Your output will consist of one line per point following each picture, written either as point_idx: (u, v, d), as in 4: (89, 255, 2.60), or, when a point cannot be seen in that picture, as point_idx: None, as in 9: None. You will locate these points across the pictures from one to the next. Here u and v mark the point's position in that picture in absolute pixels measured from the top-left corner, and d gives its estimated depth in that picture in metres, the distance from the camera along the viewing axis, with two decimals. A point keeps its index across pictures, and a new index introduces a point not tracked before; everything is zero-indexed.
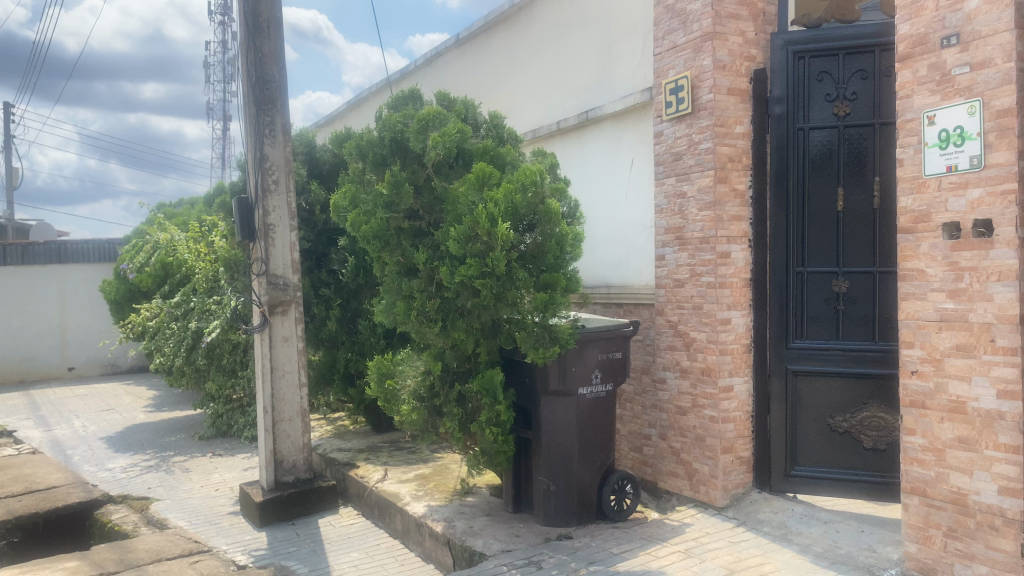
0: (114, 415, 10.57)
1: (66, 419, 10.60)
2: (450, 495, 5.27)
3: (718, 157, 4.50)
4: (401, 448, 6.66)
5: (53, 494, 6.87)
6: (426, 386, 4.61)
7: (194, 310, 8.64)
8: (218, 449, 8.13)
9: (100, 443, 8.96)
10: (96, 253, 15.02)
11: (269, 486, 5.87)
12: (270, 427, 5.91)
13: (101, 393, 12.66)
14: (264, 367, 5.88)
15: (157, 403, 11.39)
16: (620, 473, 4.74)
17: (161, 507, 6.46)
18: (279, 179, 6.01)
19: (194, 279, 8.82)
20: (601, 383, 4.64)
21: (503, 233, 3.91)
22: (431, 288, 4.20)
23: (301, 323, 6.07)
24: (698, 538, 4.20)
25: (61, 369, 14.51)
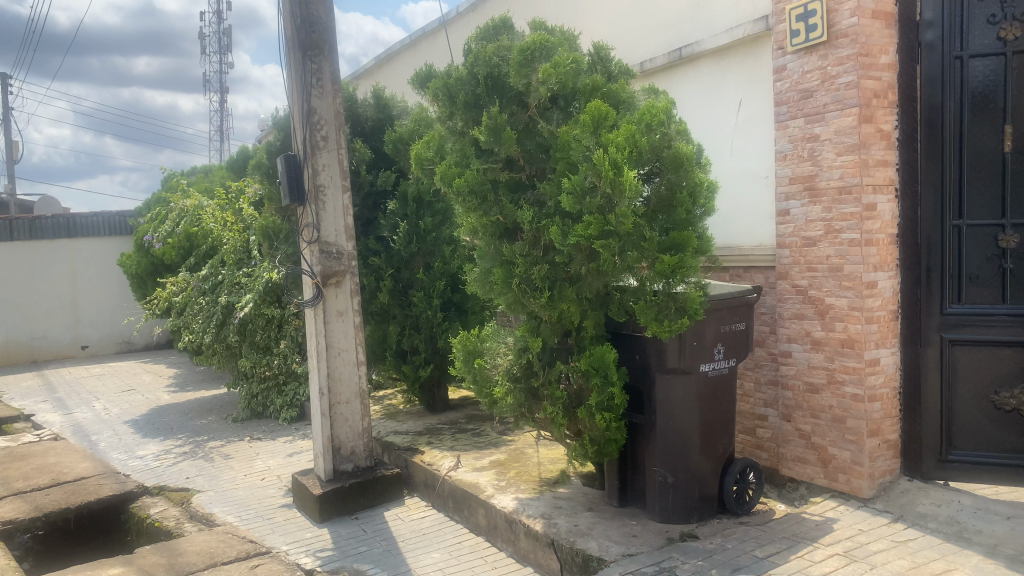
0: (137, 396, 9.98)
1: (85, 401, 10.00)
2: (538, 485, 4.66)
3: (864, 92, 3.83)
4: (465, 431, 6.05)
5: (83, 486, 6.28)
6: (522, 365, 3.99)
7: (223, 283, 8.00)
8: (256, 432, 7.53)
9: (126, 427, 8.36)
10: (106, 226, 14.34)
11: (327, 477, 5.29)
12: (327, 411, 5.32)
13: (119, 372, 12.07)
14: (318, 345, 5.29)
15: (180, 382, 10.79)
16: (743, 461, 4.14)
17: (204, 500, 5.87)
18: (328, 134, 5.34)
19: (222, 249, 8.16)
20: (724, 359, 4.01)
21: (630, 182, 3.25)
22: (536, 252, 3.57)
23: (357, 295, 5.47)
24: (854, 537, 3.59)
25: (75, 347, 13.93)
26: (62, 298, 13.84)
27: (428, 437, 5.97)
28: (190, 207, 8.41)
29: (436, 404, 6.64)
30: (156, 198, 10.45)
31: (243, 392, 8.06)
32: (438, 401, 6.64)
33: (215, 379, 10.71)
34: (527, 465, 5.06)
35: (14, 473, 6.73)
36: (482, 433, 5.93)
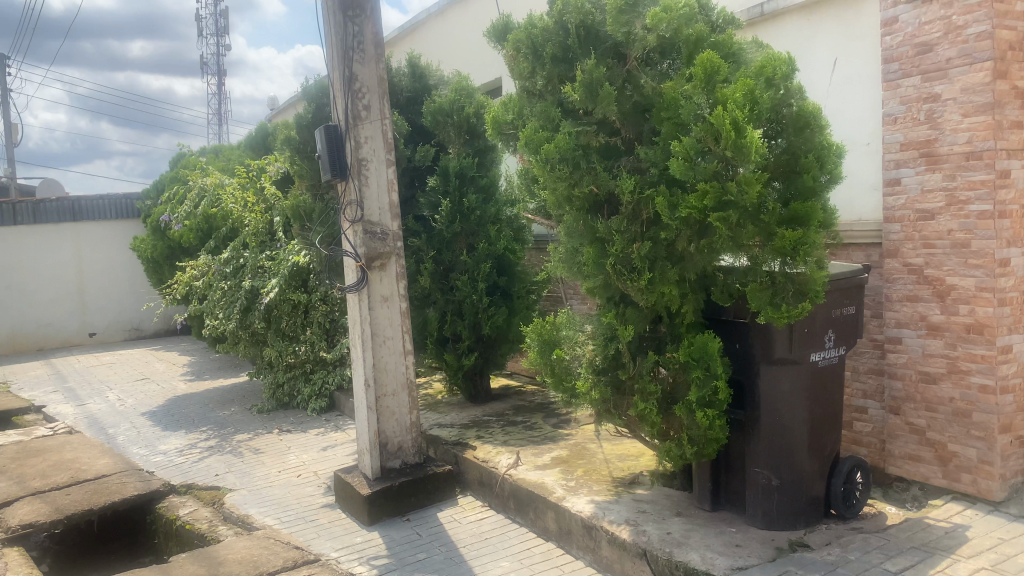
0: (151, 385, 9.54)
1: (98, 391, 9.56)
2: (613, 486, 4.24)
3: (998, 44, 3.38)
4: (514, 423, 5.62)
5: (105, 485, 5.85)
6: (608, 357, 3.55)
7: (246, 267, 7.59)
8: (284, 425, 7.10)
9: (144, 419, 7.93)
10: (113, 209, 13.84)
11: (374, 475, 4.87)
12: (373, 404, 4.89)
13: (130, 360, 11.63)
14: (363, 332, 4.86)
15: (195, 370, 10.35)
16: (851, 459, 3.71)
17: (237, 500, 5.44)
18: (372, 103, 4.87)
19: (244, 231, 7.73)
20: (834, 348, 3.58)
21: (757, 143, 2.79)
22: (636, 228, 3.12)
23: (404, 279, 5.03)
24: (996, 548, 3.18)
25: (82, 335, 13.49)
26: (68, 284, 13.37)
27: (476, 430, 5.54)
28: (210, 186, 7.98)
29: (477, 392, 6.20)
30: (170, 178, 10.03)
31: (268, 381, 7.65)
32: (479, 390, 6.20)
33: (231, 367, 10.26)
34: (594, 463, 4.63)
35: (30, 471, 6.31)
36: (534, 426, 5.49)
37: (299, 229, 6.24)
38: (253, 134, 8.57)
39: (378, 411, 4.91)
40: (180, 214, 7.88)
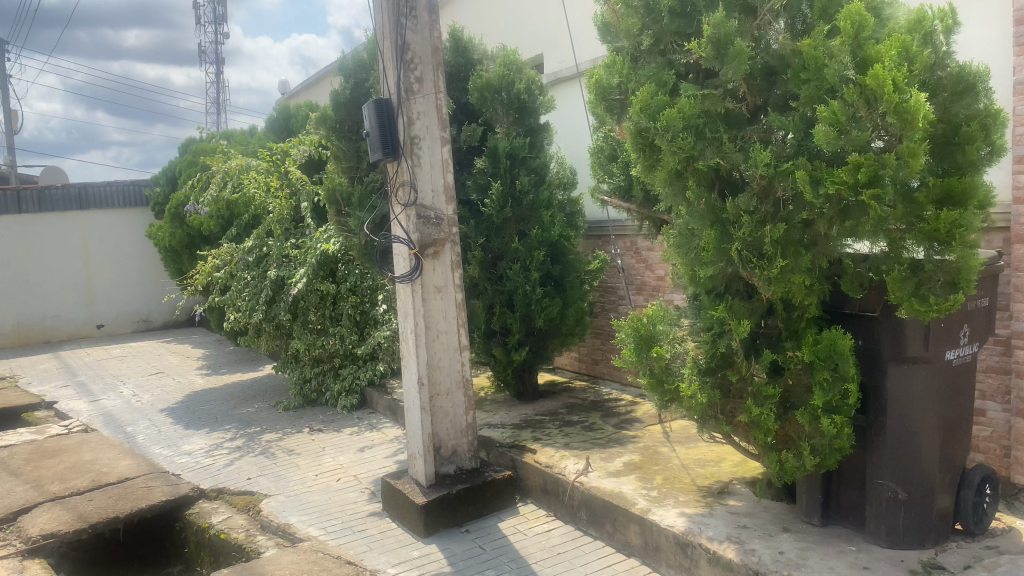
0: (167, 380, 9.12)
1: (111, 385, 9.14)
2: (702, 497, 3.84)
3: None
4: (571, 423, 5.21)
5: (129, 489, 5.45)
6: (717, 355, 3.14)
7: (271, 256, 7.17)
8: (314, 423, 6.70)
9: (163, 416, 7.52)
10: (120, 197, 13.24)
11: (429, 482, 4.46)
12: (427, 405, 4.49)
13: (141, 353, 11.21)
14: (417, 327, 4.44)
15: (212, 364, 9.92)
16: (981, 469, 3.31)
17: (274, 507, 5.04)
18: (424, 75, 4.45)
19: (269, 218, 7.28)
20: (968, 345, 3.18)
21: (925, 108, 2.38)
22: (765, 208, 2.71)
23: (459, 268, 4.61)
24: None
25: (90, 327, 13.07)
26: (75, 274, 12.91)
27: (530, 431, 5.13)
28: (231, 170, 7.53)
29: (524, 388, 5.80)
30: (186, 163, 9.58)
31: (294, 377, 7.24)
32: (526, 385, 5.80)
33: (249, 360, 9.84)
34: (672, 470, 4.23)
35: (47, 474, 5.90)
36: (595, 427, 5.09)
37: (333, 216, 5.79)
38: (274, 117, 8.11)
39: (432, 413, 4.50)
40: (195, 199, 7.31)
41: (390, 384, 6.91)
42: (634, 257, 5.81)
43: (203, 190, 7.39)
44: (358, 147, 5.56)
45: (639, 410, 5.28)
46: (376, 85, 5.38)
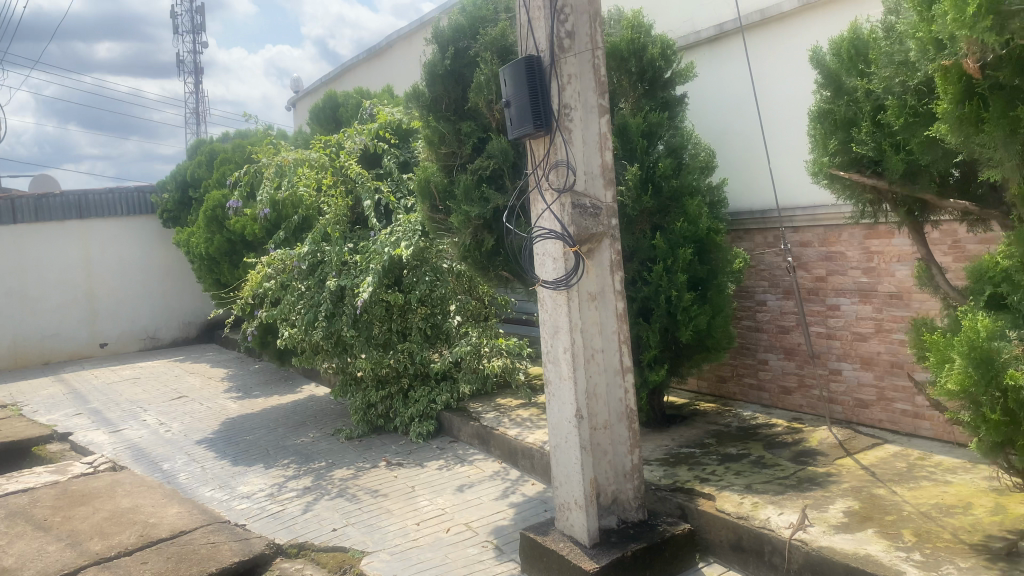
0: (194, 405, 8.09)
1: (130, 412, 8.08)
2: (990, 561, 2.93)
3: None
4: (733, 457, 4.29)
5: (190, 546, 4.45)
6: None
7: (329, 262, 6.20)
8: (390, 455, 5.73)
9: (201, 450, 6.49)
10: (124, 206, 12.05)
11: (591, 541, 3.52)
12: (586, 443, 3.54)
13: (155, 374, 10.13)
14: (574, 344, 3.49)
15: (240, 385, 8.90)
16: None
17: (378, 569, 4.05)
18: (579, 28, 3.52)
19: (325, 220, 6.30)
20: None
21: None
22: None
23: (620, 270, 3.64)
24: None
25: (93, 346, 11.83)
26: (75, 289, 11.69)
27: (686, 467, 4.20)
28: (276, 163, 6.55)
29: (654, 413, 4.88)
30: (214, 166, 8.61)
31: (355, 401, 6.26)
32: (656, 409, 4.88)
33: (282, 381, 8.82)
34: (915, 521, 3.33)
35: (83, 527, 4.87)
36: (767, 462, 4.17)
37: (426, 212, 4.83)
38: (320, 107, 7.14)
39: (593, 452, 3.56)
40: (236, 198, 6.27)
41: (473, 407, 5.97)
42: (780, 255, 4.95)
43: (245, 188, 6.38)
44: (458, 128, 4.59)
45: (812, 440, 4.39)
46: (485, 51, 4.45)
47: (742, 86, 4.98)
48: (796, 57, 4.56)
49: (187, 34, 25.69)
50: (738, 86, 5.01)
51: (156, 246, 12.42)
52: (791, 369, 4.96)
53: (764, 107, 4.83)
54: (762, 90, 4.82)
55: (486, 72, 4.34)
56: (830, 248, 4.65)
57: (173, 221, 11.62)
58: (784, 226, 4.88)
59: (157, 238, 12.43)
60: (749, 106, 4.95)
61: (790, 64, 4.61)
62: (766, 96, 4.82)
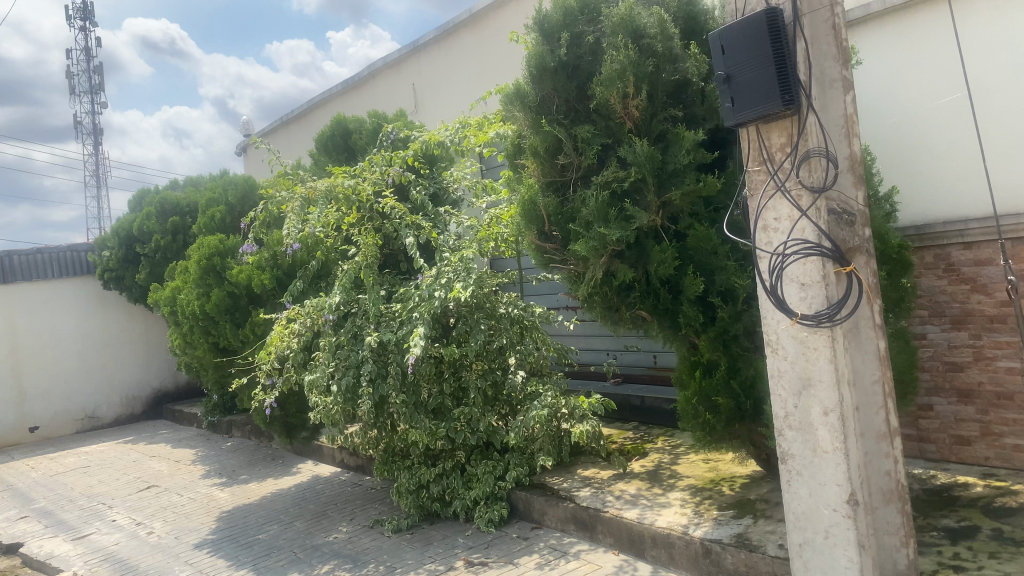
0: (174, 498, 6.71)
1: (93, 511, 6.63)
2: None
3: None
4: (964, 533, 3.36)
5: None
6: None
7: (370, 313, 5.15)
8: (464, 553, 4.59)
9: (205, 558, 5.18)
10: (57, 267, 10.24)
11: None
12: (864, 540, 2.56)
13: (108, 459, 8.62)
14: (845, 403, 2.53)
15: (221, 468, 7.55)
16: None
17: None
18: None
19: (357, 264, 5.23)
20: None
21: None
22: None
23: (878, 297, 2.71)
24: None
25: (21, 432, 9.85)
26: None
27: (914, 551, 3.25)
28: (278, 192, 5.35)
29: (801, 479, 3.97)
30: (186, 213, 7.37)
31: (402, 482, 5.15)
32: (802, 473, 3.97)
33: (270, 460, 7.50)
34: None
35: None
36: (1016, 537, 3.26)
37: (530, 239, 3.80)
38: (328, 133, 6.08)
39: (870, 552, 2.58)
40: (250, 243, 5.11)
41: (554, 482, 4.94)
42: (946, 277, 4.14)
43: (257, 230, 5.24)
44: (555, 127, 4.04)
45: None
46: (616, 39, 3.50)
47: (876, 85, 4.36)
48: (991, 36, 3.89)
49: (94, 86, 23.91)
50: (869, 86, 4.41)
51: (93, 311, 10.64)
52: (968, 416, 4.12)
53: (925, 104, 4.15)
54: (921, 86, 4.16)
55: (620, 58, 3.40)
56: (1021, 266, 3.88)
57: (114, 281, 10.10)
58: (949, 242, 4.09)
59: (94, 302, 10.67)
60: (897, 105, 4.26)
61: (979, 46, 3.94)
62: (926, 92, 4.15)
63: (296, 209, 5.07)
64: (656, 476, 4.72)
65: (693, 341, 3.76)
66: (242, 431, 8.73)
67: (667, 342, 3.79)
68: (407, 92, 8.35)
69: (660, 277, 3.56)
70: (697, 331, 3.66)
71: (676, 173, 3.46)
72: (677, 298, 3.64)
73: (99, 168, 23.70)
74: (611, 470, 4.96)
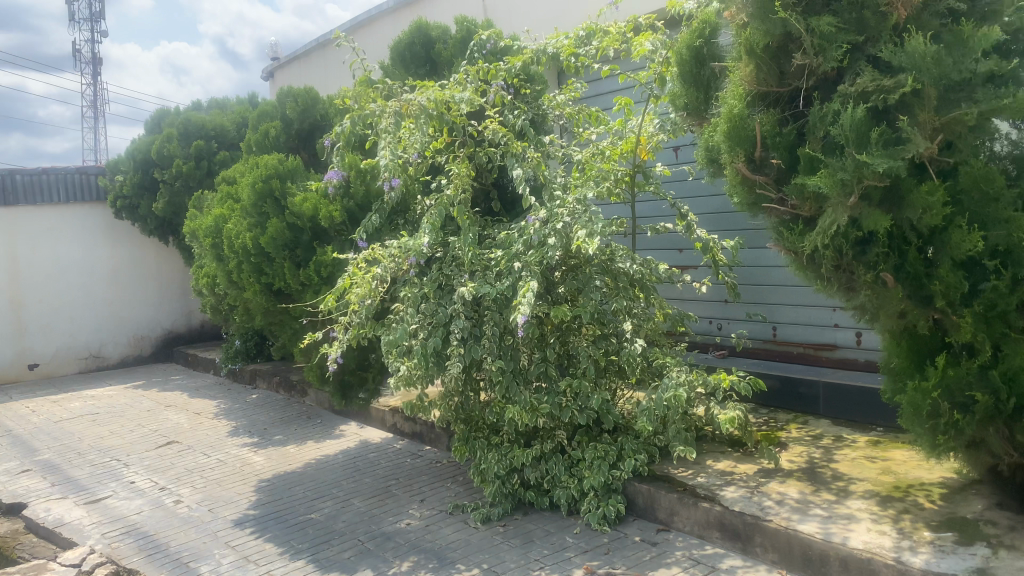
0: (201, 459, 5.82)
1: (108, 470, 5.73)
2: None
3: None
4: None
5: None
6: None
7: (467, 261, 4.22)
8: (580, 560, 3.69)
9: (249, 540, 4.29)
10: (64, 190, 9.19)
11: None
12: None
13: (117, 406, 7.71)
14: None
15: (250, 426, 6.67)
16: None
17: None
18: None
19: (447, 199, 4.24)
20: None
21: None
22: None
23: None
24: None
25: (19, 369, 8.94)
26: None
27: None
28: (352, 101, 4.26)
29: None
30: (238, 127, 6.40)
31: (489, 464, 4.24)
32: None
33: (306, 421, 6.63)
34: None
35: None
36: None
37: (731, 168, 2.91)
38: (406, 42, 5.04)
39: None
40: (335, 167, 4.18)
41: (684, 475, 4.04)
42: None
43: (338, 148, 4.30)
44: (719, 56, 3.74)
45: None
46: None
47: None
48: None
49: (95, 12, 22.56)
50: None
51: (103, 242, 9.59)
52: None
53: None
54: None
55: None
56: None
57: (127, 210, 9.05)
58: None
59: (104, 232, 9.62)
60: None
61: None
62: None
63: (389, 125, 4.08)
64: (815, 476, 3.85)
65: (937, 317, 2.79)
66: (268, 383, 7.86)
67: (902, 316, 2.86)
68: (477, 5, 7.34)
69: (920, 227, 2.66)
70: (955, 305, 2.68)
71: (961, 84, 2.49)
72: (932, 259, 2.72)
73: (94, 97, 22.50)
74: (751, 464, 4.10)
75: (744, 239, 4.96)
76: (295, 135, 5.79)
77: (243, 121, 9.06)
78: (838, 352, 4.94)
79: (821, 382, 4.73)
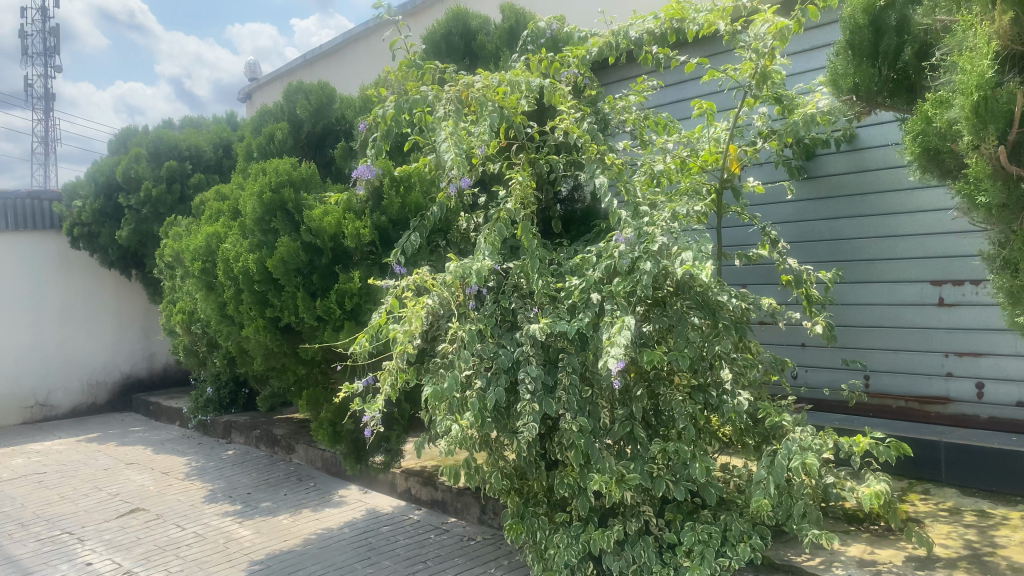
0: (175, 533, 4.79)
1: (59, 547, 4.66)
2: None
3: None
4: None
5: None
6: None
7: (539, 290, 3.38)
8: None
9: None
10: (15, 215, 8.14)
11: None
12: None
13: (67, 465, 6.60)
14: None
15: (230, 489, 5.65)
16: None
17: None
18: None
19: (508, 213, 3.41)
20: None
21: None
22: None
23: None
24: None
25: None
26: None
27: None
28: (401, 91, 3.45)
29: None
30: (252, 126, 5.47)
31: (558, 550, 3.31)
32: None
33: (297, 484, 5.64)
34: None
35: None
36: None
37: (977, 156, 2.26)
38: (443, 31, 4.64)
39: None
40: (369, 161, 3.54)
41: (814, 567, 3.18)
42: None
43: (379, 146, 3.49)
44: (910, 22, 3.22)
45: None
46: None
47: None
48: None
49: (48, 48, 21.56)
50: None
51: (56, 276, 8.51)
52: None
53: None
54: None
55: None
56: None
57: (85, 239, 8.02)
58: None
59: (58, 264, 8.55)
60: None
61: None
62: None
63: (449, 113, 3.25)
64: (987, 567, 3.03)
65: None
66: (246, 437, 6.84)
67: None
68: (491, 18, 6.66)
69: None
70: None
71: None
72: None
73: (45, 136, 21.35)
74: (893, 550, 3.27)
75: (842, 272, 4.21)
76: (305, 140, 5.05)
77: (220, 141, 8.26)
78: (951, 408, 4.16)
79: (944, 442, 3.93)
